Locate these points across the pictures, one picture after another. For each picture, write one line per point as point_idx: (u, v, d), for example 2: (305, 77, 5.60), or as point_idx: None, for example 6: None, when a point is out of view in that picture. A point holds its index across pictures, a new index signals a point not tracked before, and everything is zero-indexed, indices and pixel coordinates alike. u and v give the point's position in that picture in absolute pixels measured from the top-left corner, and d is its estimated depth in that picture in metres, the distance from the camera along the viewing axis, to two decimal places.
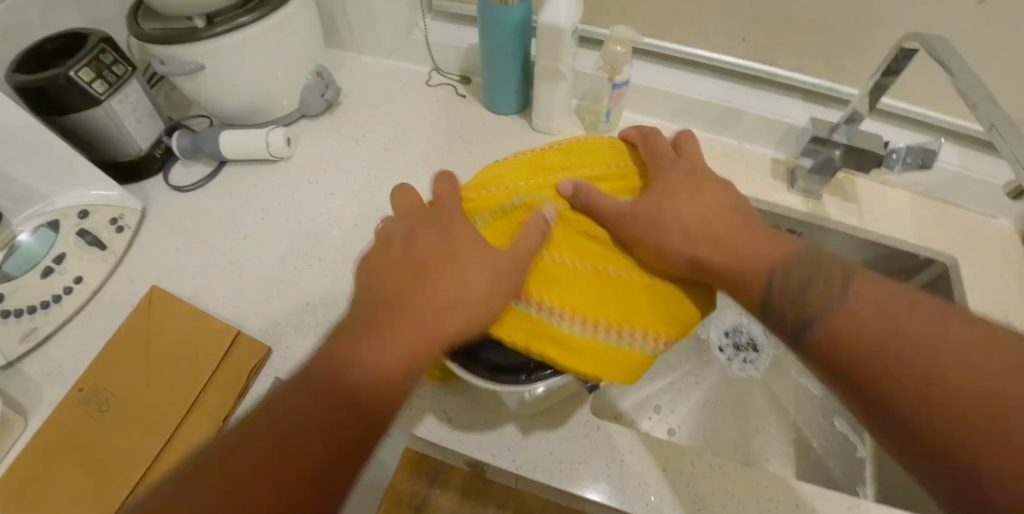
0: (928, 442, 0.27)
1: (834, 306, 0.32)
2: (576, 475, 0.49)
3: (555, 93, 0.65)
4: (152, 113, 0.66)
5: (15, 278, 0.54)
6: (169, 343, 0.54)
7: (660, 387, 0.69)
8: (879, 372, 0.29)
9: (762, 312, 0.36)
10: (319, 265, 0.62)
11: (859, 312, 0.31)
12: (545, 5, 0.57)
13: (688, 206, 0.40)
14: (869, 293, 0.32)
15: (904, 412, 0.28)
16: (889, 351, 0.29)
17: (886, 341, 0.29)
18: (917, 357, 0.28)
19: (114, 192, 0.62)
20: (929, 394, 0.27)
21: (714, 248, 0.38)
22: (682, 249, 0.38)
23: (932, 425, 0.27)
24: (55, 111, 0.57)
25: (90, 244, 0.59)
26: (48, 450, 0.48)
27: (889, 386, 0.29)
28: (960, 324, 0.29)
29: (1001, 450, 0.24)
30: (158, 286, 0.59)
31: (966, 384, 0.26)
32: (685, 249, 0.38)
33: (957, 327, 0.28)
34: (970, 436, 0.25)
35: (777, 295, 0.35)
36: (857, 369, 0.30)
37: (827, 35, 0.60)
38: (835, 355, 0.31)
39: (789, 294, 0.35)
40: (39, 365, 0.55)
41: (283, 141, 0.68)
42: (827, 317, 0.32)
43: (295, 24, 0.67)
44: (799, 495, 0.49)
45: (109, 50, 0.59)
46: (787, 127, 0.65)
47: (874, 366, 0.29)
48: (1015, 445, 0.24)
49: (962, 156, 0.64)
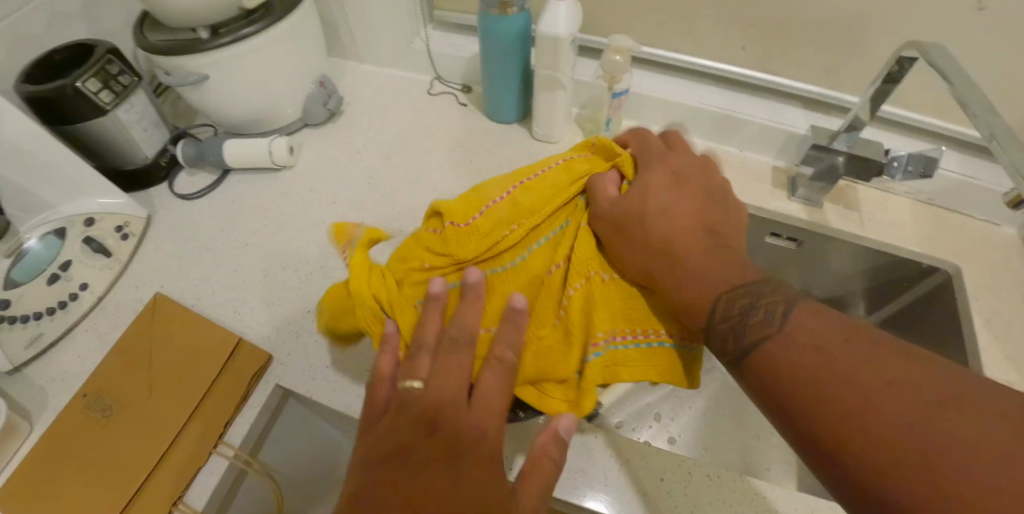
0: (863, 477, 0.26)
1: (773, 331, 0.32)
2: (575, 483, 0.48)
3: (555, 103, 0.65)
4: (158, 122, 0.67)
5: (22, 285, 0.55)
6: (171, 349, 0.55)
7: (659, 396, 0.69)
8: (812, 396, 0.29)
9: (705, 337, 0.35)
10: (319, 272, 0.62)
11: (796, 338, 0.31)
12: (543, 16, 0.57)
13: (653, 217, 0.40)
14: (809, 322, 0.32)
15: (857, 463, 0.26)
16: (837, 395, 0.28)
17: (823, 372, 0.29)
18: (855, 388, 0.28)
19: (119, 200, 0.63)
20: (865, 425, 0.27)
21: (664, 261, 0.38)
22: (644, 266, 0.38)
23: (866, 459, 0.26)
24: (63, 120, 0.59)
25: (96, 251, 0.61)
26: (51, 456, 0.49)
27: (836, 433, 0.27)
28: (895, 360, 0.29)
29: (938, 487, 0.24)
30: (162, 292, 0.60)
31: (898, 417, 0.26)
32: (642, 266, 0.38)
33: (892, 363, 0.28)
34: (905, 472, 0.25)
35: (719, 323, 0.34)
36: (791, 395, 0.30)
37: (828, 43, 0.59)
38: (772, 379, 0.31)
39: (730, 321, 0.34)
40: (45, 371, 0.56)
41: (286, 149, 0.69)
42: (770, 344, 0.32)
43: (297, 34, 0.68)
44: (798, 507, 0.48)
45: (115, 61, 0.60)
46: (787, 135, 0.65)
47: (809, 390, 0.29)
48: (952, 486, 0.24)
49: (967, 164, 0.63)
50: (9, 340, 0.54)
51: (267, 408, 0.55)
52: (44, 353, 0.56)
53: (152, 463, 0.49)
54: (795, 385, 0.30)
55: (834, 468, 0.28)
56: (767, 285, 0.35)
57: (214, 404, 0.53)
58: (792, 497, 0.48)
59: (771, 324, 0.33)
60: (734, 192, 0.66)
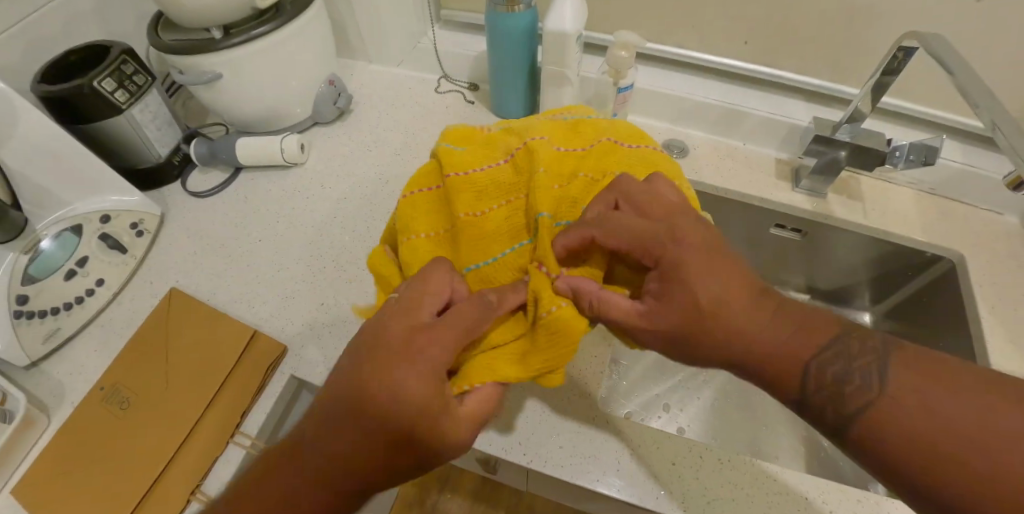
0: None
1: (870, 390, 0.32)
2: (588, 468, 0.49)
3: (561, 98, 0.66)
4: (171, 121, 0.68)
5: (39, 281, 0.56)
6: (187, 343, 0.56)
7: (668, 387, 0.69)
8: (906, 449, 0.30)
9: (798, 404, 0.35)
10: (332, 266, 0.63)
11: (898, 396, 0.31)
12: (550, 13, 0.58)
13: (700, 272, 0.35)
14: (902, 374, 0.32)
15: (959, 510, 0.28)
16: (948, 442, 0.28)
17: (920, 425, 0.29)
18: (949, 441, 0.28)
19: (134, 197, 0.64)
20: (966, 478, 0.28)
21: (738, 335, 0.34)
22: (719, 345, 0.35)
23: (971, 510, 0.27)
24: (80, 119, 0.60)
25: (111, 247, 0.61)
26: (69, 447, 0.50)
27: (934, 487, 0.29)
28: (983, 398, 0.29)
29: None
30: (177, 288, 0.61)
31: (1004, 467, 0.27)
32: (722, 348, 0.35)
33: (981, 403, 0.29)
34: None
35: (812, 389, 0.34)
36: (887, 448, 0.30)
37: (829, 36, 0.60)
38: (869, 436, 0.31)
39: (822, 384, 0.33)
40: (62, 365, 0.57)
41: (297, 147, 0.70)
42: (866, 407, 0.32)
43: (308, 34, 0.69)
44: (809, 490, 0.49)
45: (130, 61, 0.62)
46: (790, 127, 0.66)
47: (904, 446, 0.30)
48: None
49: (968, 155, 0.64)
50: (25, 334, 0.54)
51: (282, 400, 0.55)
52: (61, 348, 0.57)
53: (170, 453, 0.50)
54: (887, 433, 0.31)
55: (929, 511, 0.29)
56: (851, 340, 0.34)
57: (227, 398, 0.53)
58: (803, 481, 0.49)
59: (870, 390, 0.32)
60: (739, 184, 0.67)
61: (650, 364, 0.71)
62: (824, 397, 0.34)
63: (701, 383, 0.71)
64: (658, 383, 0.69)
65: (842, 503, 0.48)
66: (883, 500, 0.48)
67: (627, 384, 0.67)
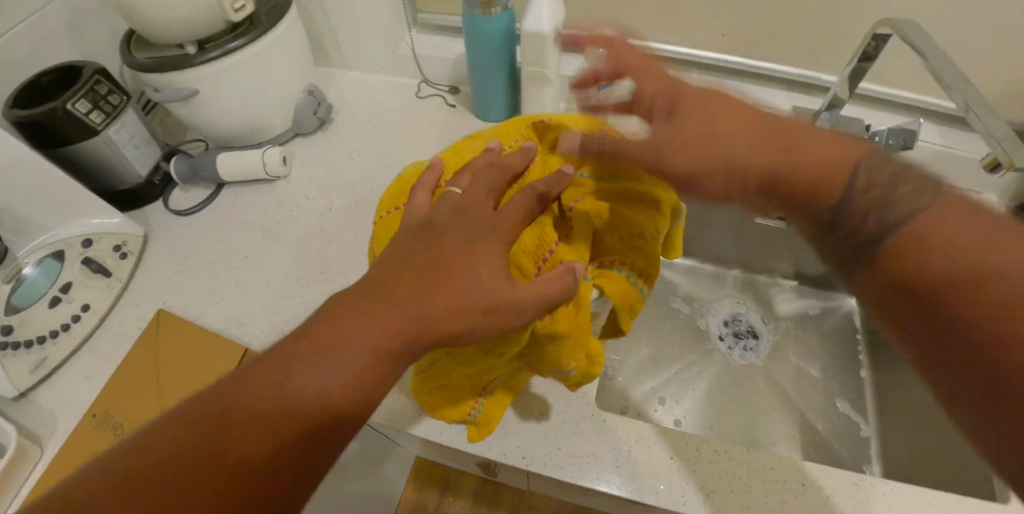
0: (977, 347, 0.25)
1: (910, 215, 0.31)
2: (587, 468, 0.49)
3: (543, 98, 0.66)
4: (150, 140, 0.67)
5: (23, 311, 0.56)
6: (178, 363, 0.56)
7: (663, 380, 0.70)
8: (942, 279, 0.28)
9: (830, 228, 0.35)
10: (320, 279, 0.63)
11: (945, 220, 0.30)
12: (527, 14, 0.58)
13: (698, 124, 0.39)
14: (951, 206, 0.31)
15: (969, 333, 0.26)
16: (987, 263, 0.27)
17: (971, 244, 0.28)
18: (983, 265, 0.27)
19: (116, 219, 0.63)
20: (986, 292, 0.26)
21: (728, 152, 0.37)
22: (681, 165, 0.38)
23: (984, 324, 0.25)
24: (55, 142, 0.59)
25: (95, 272, 0.61)
26: (62, 477, 0.50)
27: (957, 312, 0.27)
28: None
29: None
30: (164, 309, 0.60)
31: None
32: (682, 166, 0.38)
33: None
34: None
35: (850, 208, 0.34)
36: (920, 278, 0.29)
37: (805, 25, 0.61)
38: (895, 267, 0.30)
39: (866, 198, 0.34)
40: (51, 395, 0.56)
41: (279, 159, 0.70)
42: (901, 227, 0.31)
43: (285, 45, 0.68)
44: (805, 475, 0.49)
45: (104, 81, 0.61)
46: (771, 117, 0.66)
47: (939, 274, 0.28)
48: None
49: (946, 135, 0.65)
50: (12, 366, 0.54)
51: None
52: (49, 376, 0.56)
53: None
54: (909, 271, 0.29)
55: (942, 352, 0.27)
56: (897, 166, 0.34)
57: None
58: (799, 466, 0.50)
59: (919, 202, 0.32)
60: None
61: (644, 358, 0.71)
62: (866, 226, 0.33)
63: (695, 375, 0.71)
64: (653, 377, 0.70)
65: (837, 486, 0.49)
66: (877, 481, 0.49)
67: (622, 378, 0.69)
